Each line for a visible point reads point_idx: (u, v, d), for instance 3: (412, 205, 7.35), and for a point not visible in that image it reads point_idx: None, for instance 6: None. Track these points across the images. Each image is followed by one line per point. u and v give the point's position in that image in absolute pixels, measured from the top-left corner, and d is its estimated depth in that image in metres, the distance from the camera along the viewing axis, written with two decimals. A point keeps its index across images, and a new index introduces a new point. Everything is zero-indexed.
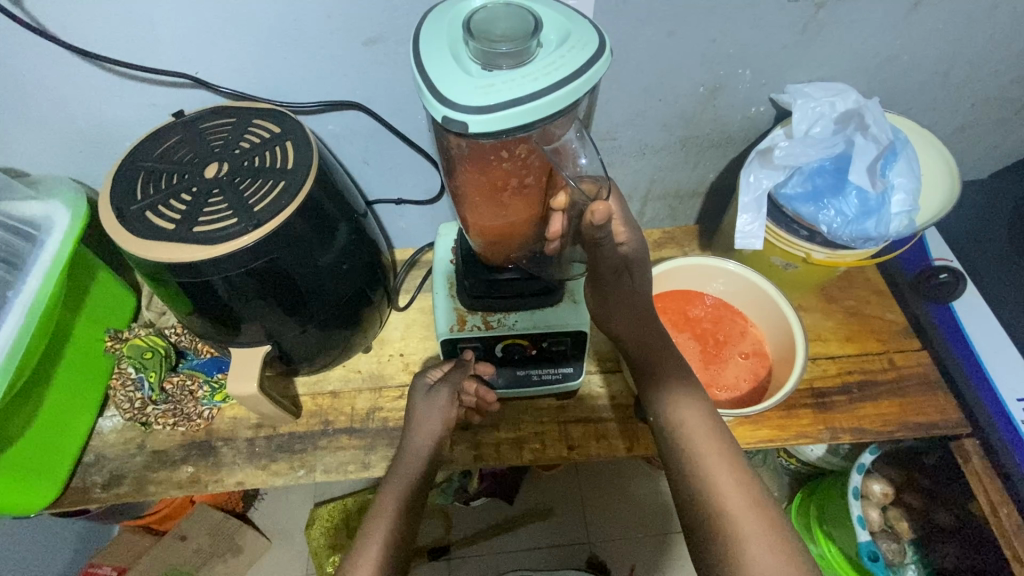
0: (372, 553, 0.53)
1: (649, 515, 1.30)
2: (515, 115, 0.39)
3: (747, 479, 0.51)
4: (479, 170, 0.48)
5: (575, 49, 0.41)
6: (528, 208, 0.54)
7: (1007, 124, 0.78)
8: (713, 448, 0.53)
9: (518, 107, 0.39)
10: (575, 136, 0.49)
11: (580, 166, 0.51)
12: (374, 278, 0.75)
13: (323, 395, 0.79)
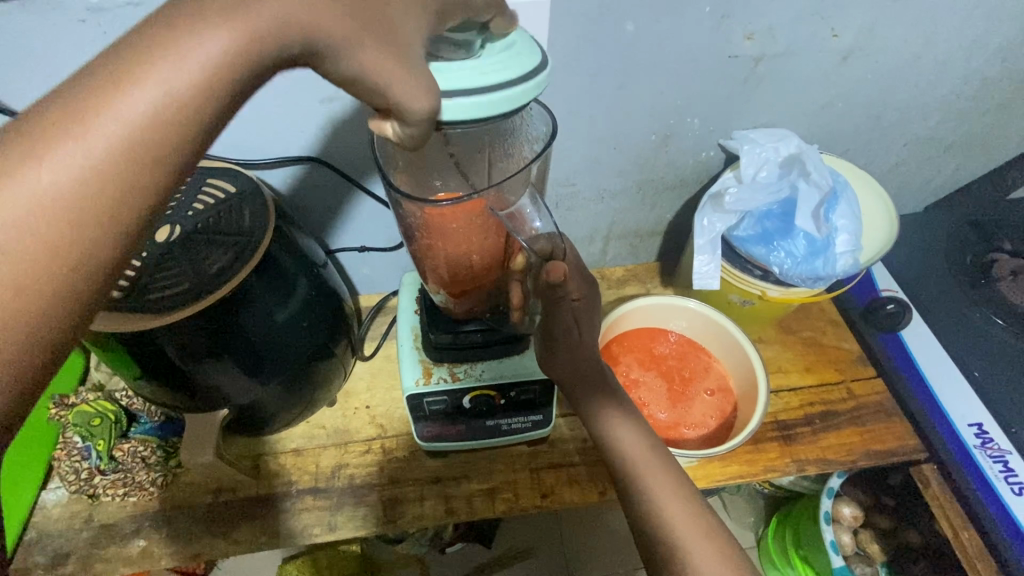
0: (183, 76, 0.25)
1: (628, 551, 1.29)
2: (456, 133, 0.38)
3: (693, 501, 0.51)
4: (438, 238, 0.49)
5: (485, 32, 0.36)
6: (488, 269, 0.55)
7: (936, 161, 0.84)
8: (656, 474, 0.53)
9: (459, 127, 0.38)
10: (528, 201, 0.51)
11: (535, 229, 0.51)
12: (339, 330, 0.74)
13: (286, 453, 0.76)
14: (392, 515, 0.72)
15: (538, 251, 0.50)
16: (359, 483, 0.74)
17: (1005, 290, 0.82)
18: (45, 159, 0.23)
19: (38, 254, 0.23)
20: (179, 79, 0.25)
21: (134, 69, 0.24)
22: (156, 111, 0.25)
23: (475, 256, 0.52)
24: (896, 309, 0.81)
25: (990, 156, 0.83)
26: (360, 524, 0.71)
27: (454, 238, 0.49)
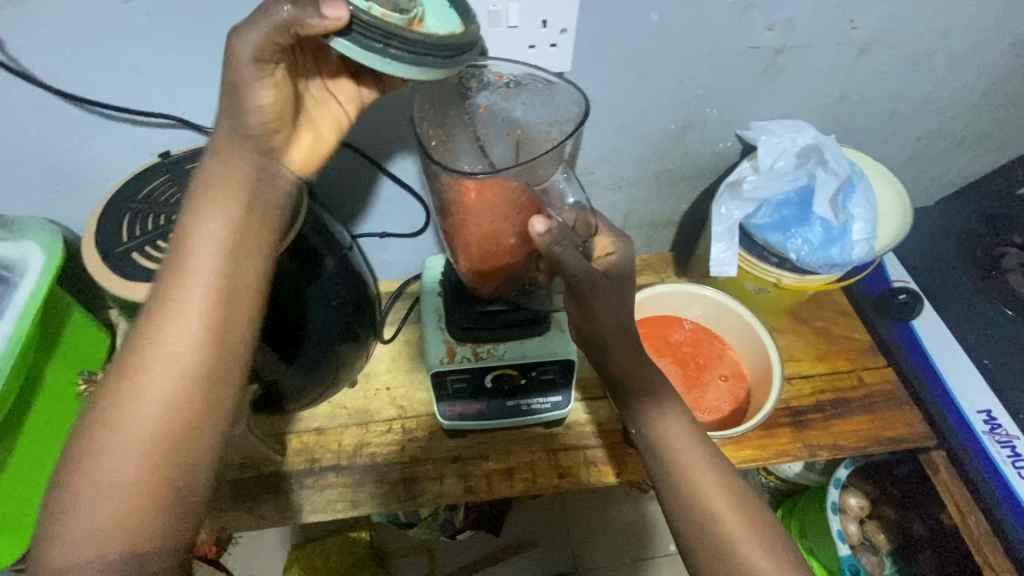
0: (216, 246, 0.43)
1: (635, 541, 1.31)
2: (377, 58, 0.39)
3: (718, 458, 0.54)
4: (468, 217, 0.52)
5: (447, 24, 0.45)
6: (514, 248, 0.55)
7: (950, 156, 0.85)
8: (683, 433, 0.55)
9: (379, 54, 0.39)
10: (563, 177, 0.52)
11: (568, 202, 0.51)
12: (363, 311, 0.75)
13: (308, 432, 0.78)
14: (413, 492, 0.74)
15: (563, 222, 0.49)
16: (380, 461, 0.76)
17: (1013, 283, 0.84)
18: (178, 314, 0.41)
19: (190, 372, 0.41)
20: (228, 240, 0.43)
21: (189, 261, 0.42)
22: (219, 276, 0.42)
23: (501, 236, 0.54)
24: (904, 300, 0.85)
25: (1002, 150, 0.85)
26: (382, 500, 0.73)
27: (478, 219, 0.52)
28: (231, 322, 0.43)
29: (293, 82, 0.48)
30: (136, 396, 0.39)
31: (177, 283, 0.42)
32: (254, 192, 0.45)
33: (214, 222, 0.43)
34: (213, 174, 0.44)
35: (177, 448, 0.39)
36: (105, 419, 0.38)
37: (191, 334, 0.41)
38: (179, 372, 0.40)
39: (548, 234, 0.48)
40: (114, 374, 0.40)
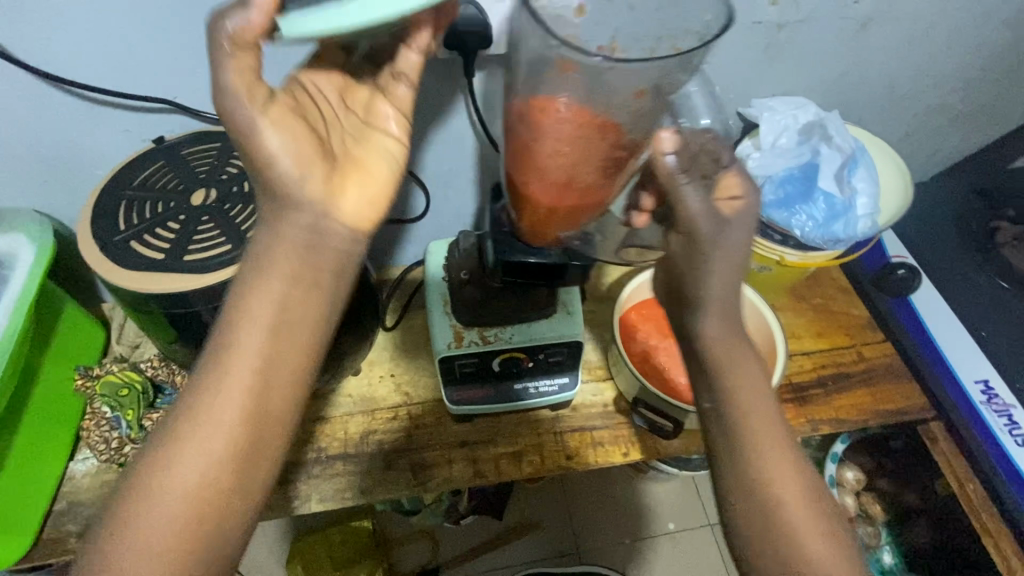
0: (262, 318, 0.42)
1: (638, 521, 1.34)
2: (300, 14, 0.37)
3: (803, 471, 0.48)
4: (575, 126, 0.47)
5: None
6: (601, 181, 0.51)
7: (947, 131, 0.86)
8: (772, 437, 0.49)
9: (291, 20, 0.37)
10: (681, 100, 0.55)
11: (682, 120, 0.54)
12: (366, 297, 0.74)
13: (313, 422, 0.77)
14: (422, 478, 0.74)
15: (685, 143, 0.51)
16: (386, 449, 0.75)
17: (1009, 256, 0.84)
18: (219, 392, 0.41)
19: (226, 446, 0.41)
20: (269, 312, 0.42)
21: (230, 332, 0.42)
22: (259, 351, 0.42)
23: (586, 168, 0.49)
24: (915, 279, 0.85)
25: (997, 124, 0.85)
26: (390, 487, 0.73)
27: (565, 147, 0.48)
28: (268, 401, 0.42)
29: (311, 107, 0.47)
30: (166, 472, 0.40)
31: (218, 366, 0.42)
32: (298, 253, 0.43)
33: (266, 292, 0.43)
34: (266, 236, 0.43)
35: (205, 532, 0.40)
36: (142, 501, 0.40)
37: (227, 421, 0.41)
38: (213, 455, 0.41)
39: (673, 158, 0.50)
40: (149, 457, 0.41)
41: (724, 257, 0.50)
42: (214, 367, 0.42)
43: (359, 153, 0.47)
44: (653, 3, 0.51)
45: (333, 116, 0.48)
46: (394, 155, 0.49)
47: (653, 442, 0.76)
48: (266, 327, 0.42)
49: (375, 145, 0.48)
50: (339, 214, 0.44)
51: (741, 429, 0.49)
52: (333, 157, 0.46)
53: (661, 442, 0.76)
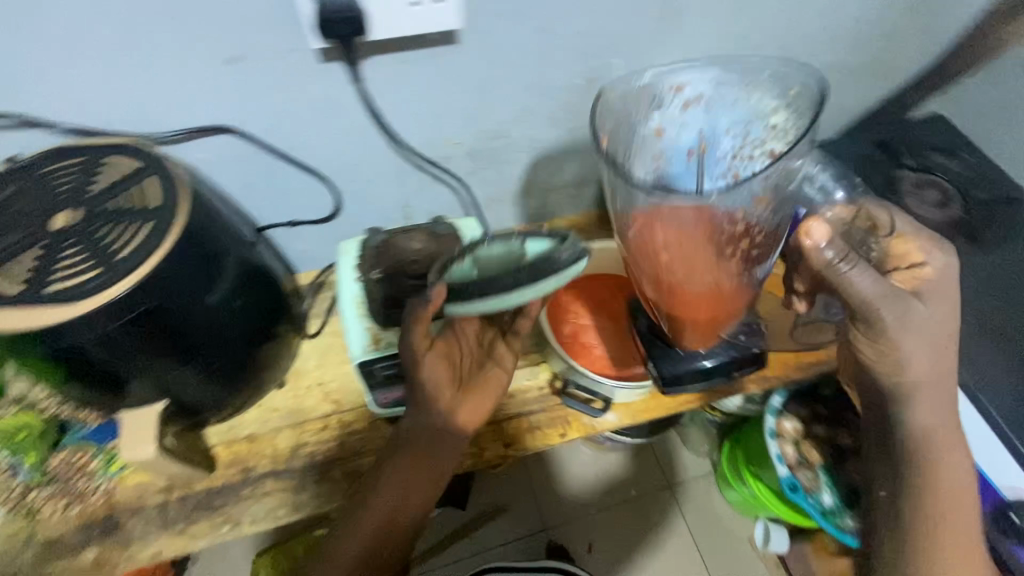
0: (384, 500, 0.66)
1: (599, 493, 1.40)
2: (471, 302, 0.55)
3: (959, 459, 0.65)
4: (677, 226, 0.60)
5: (538, 254, 0.56)
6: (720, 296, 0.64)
7: (847, 87, 0.88)
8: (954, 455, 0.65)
9: (477, 297, 0.54)
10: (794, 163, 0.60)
11: (821, 239, 0.53)
12: (277, 310, 0.71)
13: (238, 441, 0.74)
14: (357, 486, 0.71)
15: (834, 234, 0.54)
16: (319, 460, 0.73)
17: (907, 206, 0.84)
18: (355, 540, 0.64)
19: (385, 523, 0.65)
20: (390, 497, 0.66)
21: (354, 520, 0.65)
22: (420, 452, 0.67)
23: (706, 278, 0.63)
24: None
25: (893, 77, 0.89)
26: (325, 499, 0.71)
27: (663, 252, 0.62)
28: (397, 492, 0.66)
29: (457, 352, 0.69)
30: None
31: (352, 525, 0.65)
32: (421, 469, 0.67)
33: (394, 477, 0.66)
34: (392, 467, 0.67)
35: None
36: None
37: (357, 550, 0.64)
38: (365, 538, 0.64)
39: (830, 251, 0.54)
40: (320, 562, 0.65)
41: (911, 329, 0.58)
42: (346, 541, 0.65)
43: (484, 383, 0.71)
44: (729, 95, 0.72)
45: (467, 358, 0.71)
46: (502, 384, 0.73)
47: (589, 421, 0.76)
48: (391, 504, 0.65)
49: (494, 378, 0.72)
50: (463, 424, 0.69)
51: (912, 444, 0.64)
52: (465, 382, 0.70)
53: (597, 420, 0.77)
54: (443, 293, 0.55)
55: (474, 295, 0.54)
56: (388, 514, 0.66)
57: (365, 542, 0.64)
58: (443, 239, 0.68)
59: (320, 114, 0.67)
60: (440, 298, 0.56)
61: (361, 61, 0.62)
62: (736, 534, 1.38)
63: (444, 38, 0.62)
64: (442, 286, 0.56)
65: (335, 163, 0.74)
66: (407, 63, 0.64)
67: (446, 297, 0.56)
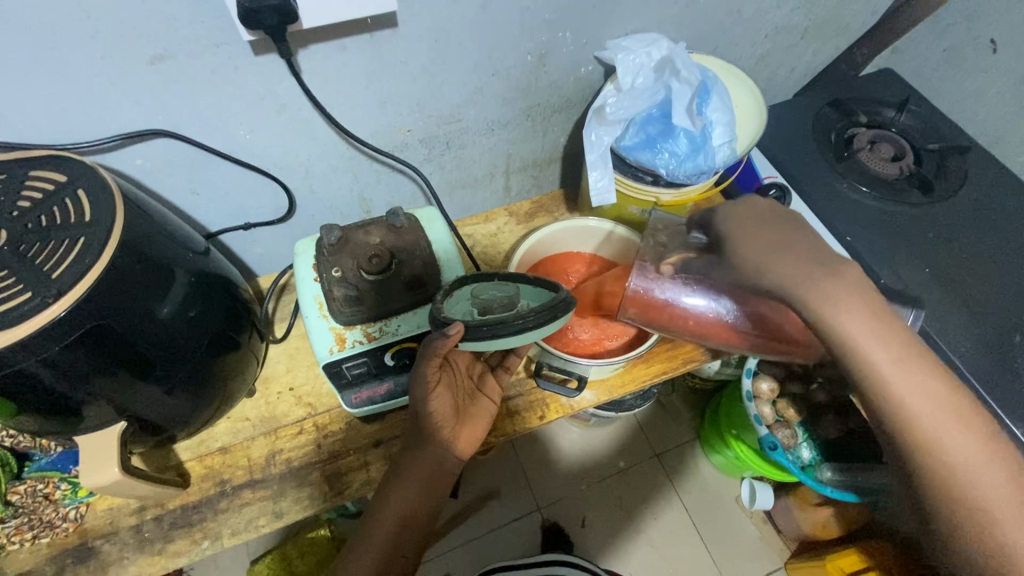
0: (393, 508, 0.66)
1: (589, 469, 1.42)
2: (485, 341, 0.52)
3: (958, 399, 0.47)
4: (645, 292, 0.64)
5: (543, 301, 0.57)
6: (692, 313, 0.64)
7: (797, 48, 0.89)
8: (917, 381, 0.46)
9: (493, 335, 0.52)
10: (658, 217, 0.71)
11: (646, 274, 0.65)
12: (236, 317, 0.69)
13: (211, 454, 0.72)
14: (339, 488, 0.71)
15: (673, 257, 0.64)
16: (297, 465, 0.72)
17: (863, 161, 0.86)
18: (369, 549, 0.65)
19: (394, 529, 0.66)
20: (400, 506, 0.66)
21: (367, 527, 0.66)
22: (419, 463, 0.67)
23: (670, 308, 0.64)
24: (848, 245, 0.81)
25: (841, 36, 0.89)
26: (307, 504, 0.70)
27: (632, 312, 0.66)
28: (404, 501, 0.66)
29: (458, 395, 0.70)
30: None
31: (365, 534, 0.66)
32: (426, 482, 0.67)
33: (400, 497, 0.67)
34: (397, 480, 0.67)
35: None
36: None
37: (373, 560, 0.64)
38: (379, 542, 0.65)
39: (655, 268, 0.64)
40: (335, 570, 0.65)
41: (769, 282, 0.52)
42: (360, 553, 0.65)
43: (476, 412, 0.71)
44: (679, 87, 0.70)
45: (462, 388, 0.70)
46: (490, 414, 0.73)
47: (566, 401, 0.77)
48: (398, 525, 0.66)
49: (482, 409, 0.72)
50: (459, 454, 0.68)
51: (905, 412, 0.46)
52: (460, 412, 0.69)
53: (574, 399, 0.78)
54: (461, 329, 0.53)
55: (489, 333, 0.52)
56: (399, 517, 0.66)
57: (373, 559, 0.65)
58: (401, 231, 0.67)
59: (262, 110, 0.64)
60: (458, 334, 0.52)
61: (298, 52, 0.59)
62: (724, 495, 1.42)
63: (383, 22, 0.59)
64: (459, 324, 0.53)
65: (283, 161, 0.72)
66: (347, 51, 0.61)
67: (462, 335, 0.53)
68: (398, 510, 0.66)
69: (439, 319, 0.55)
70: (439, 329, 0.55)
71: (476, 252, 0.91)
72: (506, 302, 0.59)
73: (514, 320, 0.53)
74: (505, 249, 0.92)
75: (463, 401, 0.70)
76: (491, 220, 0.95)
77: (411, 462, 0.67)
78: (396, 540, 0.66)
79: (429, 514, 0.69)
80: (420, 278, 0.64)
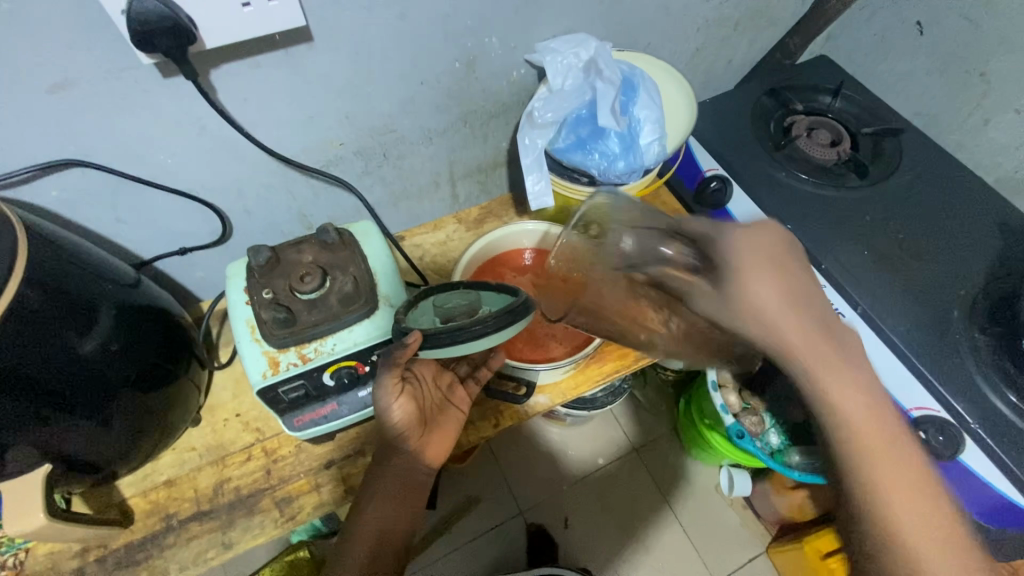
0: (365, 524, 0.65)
1: (569, 467, 1.42)
2: (447, 348, 0.51)
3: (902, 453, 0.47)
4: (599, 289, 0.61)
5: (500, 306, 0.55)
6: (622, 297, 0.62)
7: (731, 40, 0.89)
8: (856, 379, 0.47)
9: (449, 341, 0.51)
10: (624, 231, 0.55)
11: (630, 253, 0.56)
12: (172, 346, 0.67)
13: (156, 488, 0.70)
14: (290, 511, 0.69)
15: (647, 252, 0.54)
16: (246, 493, 0.70)
17: (801, 147, 0.88)
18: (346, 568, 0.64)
19: (368, 546, 0.64)
20: (372, 523, 0.65)
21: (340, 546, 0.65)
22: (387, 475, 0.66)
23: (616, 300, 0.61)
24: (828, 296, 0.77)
25: (773, 27, 0.90)
26: (257, 532, 0.68)
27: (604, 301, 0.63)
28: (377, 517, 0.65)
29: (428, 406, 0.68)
30: None
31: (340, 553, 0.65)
32: (393, 496, 0.66)
33: (372, 512, 0.65)
34: (366, 495, 0.66)
35: None
36: None
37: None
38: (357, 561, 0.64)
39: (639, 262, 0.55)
40: None
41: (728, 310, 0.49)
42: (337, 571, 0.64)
43: (446, 420, 0.70)
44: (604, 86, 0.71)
45: (432, 399, 0.69)
46: (461, 422, 0.72)
47: (520, 408, 0.76)
48: (374, 541, 0.65)
49: (454, 418, 0.71)
50: (429, 463, 0.67)
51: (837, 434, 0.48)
52: (429, 423, 0.68)
53: (528, 405, 0.77)
54: (419, 337, 0.52)
55: (449, 341, 0.51)
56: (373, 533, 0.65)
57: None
58: (333, 247, 0.65)
59: (180, 133, 0.62)
60: (417, 342, 0.52)
61: (210, 72, 0.57)
62: (700, 485, 1.42)
63: (296, 37, 0.58)
64: (417, 331, 0.53)
65: (212, 183, 0.70)
66: (263, 68, 0.60)
67: (421, 343, 0.53)
68: (370, 524, 0.65)
69: (399, 327, 0.54)
70: (399, 338, 0.54)
71: (425, 262, 0.91)
72: (468, 310, 0.58)
73: (473, 325, 0.52)
74: (455, 256, 0.91)
75: (433, 409, 0.69)
76: (439, 228, 0.94)
77: (380, 473, 0.66)
78: (373, 557, 0.64)
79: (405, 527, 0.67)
80: (353, 295, 0.62)
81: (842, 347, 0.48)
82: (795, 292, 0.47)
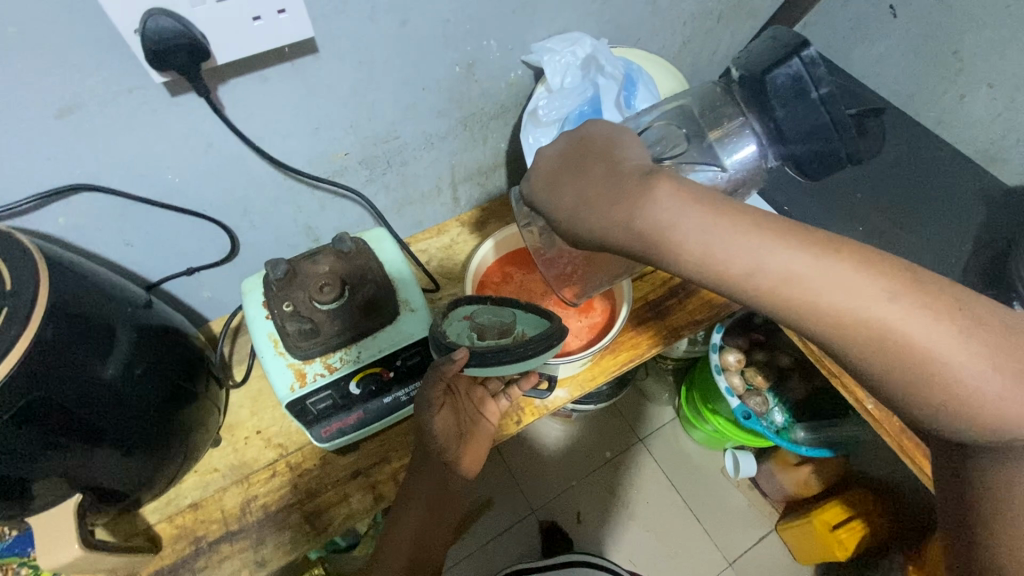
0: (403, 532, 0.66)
1: (580, 462, 1.43)
2: (491, 367, 0.53)
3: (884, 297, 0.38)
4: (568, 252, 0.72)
5: (539, 327, 0.57)
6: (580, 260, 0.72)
7: (715, 32, 0.92)
8: (763, 242, 0.40)
9: (498, 362, 0.53)
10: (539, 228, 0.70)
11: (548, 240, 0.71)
12: (190, 366, 0.67)
13: (182, 512, 0.69)
14: (321, 524, 0.69)
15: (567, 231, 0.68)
16: (274, 509, 0.70)
17: None
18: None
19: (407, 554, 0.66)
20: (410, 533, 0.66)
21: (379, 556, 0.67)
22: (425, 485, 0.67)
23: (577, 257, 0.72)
24: (796, 66, 0.61)
25: (754, 18, 0.93)
26: (289, 548, 0.67)
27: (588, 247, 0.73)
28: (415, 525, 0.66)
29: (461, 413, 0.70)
30: None
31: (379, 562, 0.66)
32: (430, 504, 0.67)
33: (410, 520, 0.67)
34: (404, 504, 0.67)
35: None
36: None
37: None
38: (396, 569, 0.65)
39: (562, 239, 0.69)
40: None
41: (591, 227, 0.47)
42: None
43: (479, 426, 0.71)
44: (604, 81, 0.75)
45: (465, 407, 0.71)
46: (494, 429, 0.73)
47: (539, 402, 0.77)
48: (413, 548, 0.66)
49: (487, 424, 0.73)
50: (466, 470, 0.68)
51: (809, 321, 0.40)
52: (463, 430, 0.69)
53: (547, 399, 0.78)
54: (466, 354, 0.53)
55: (494, 360, 0.53)
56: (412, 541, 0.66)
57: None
58: (350, 256, 0.65)
59: (188, 151, 0.62)
60: (465, 359, 0.53)
61: (217, 87, 0.57)
62: (708, 468, 1.45)
63: (301, 49, 0.58)
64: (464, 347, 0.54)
65: (219, 201, 0.69)
66: (270, 81, 0.60)
67: (467, 360, 0.54)
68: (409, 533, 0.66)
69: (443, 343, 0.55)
70: (444, 353, 0.55)
71: (433, 266, 0.91)
72: (504, 328, 0.59)
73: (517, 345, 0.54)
74: (461, 259, 0.92)
75: (467, 417, 0.70)
76: (443, 233, 0.95)
77: (419, 481, 0.67)
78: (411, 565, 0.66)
79: (441, 532, 0.69)
80: (375, 301, 0.63)
81: (731, 221, 0.41)
82: (612, 188, 0.45)
